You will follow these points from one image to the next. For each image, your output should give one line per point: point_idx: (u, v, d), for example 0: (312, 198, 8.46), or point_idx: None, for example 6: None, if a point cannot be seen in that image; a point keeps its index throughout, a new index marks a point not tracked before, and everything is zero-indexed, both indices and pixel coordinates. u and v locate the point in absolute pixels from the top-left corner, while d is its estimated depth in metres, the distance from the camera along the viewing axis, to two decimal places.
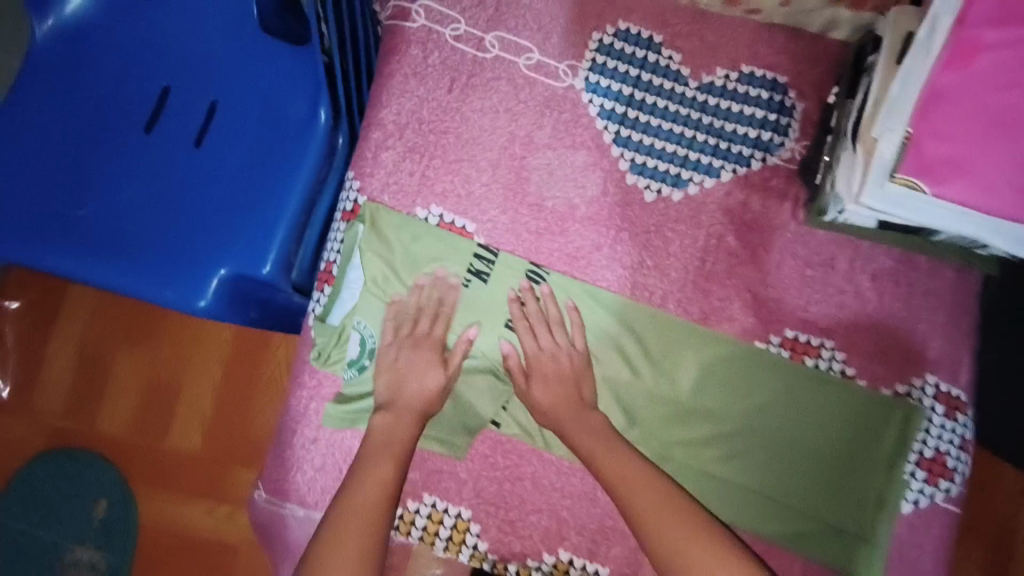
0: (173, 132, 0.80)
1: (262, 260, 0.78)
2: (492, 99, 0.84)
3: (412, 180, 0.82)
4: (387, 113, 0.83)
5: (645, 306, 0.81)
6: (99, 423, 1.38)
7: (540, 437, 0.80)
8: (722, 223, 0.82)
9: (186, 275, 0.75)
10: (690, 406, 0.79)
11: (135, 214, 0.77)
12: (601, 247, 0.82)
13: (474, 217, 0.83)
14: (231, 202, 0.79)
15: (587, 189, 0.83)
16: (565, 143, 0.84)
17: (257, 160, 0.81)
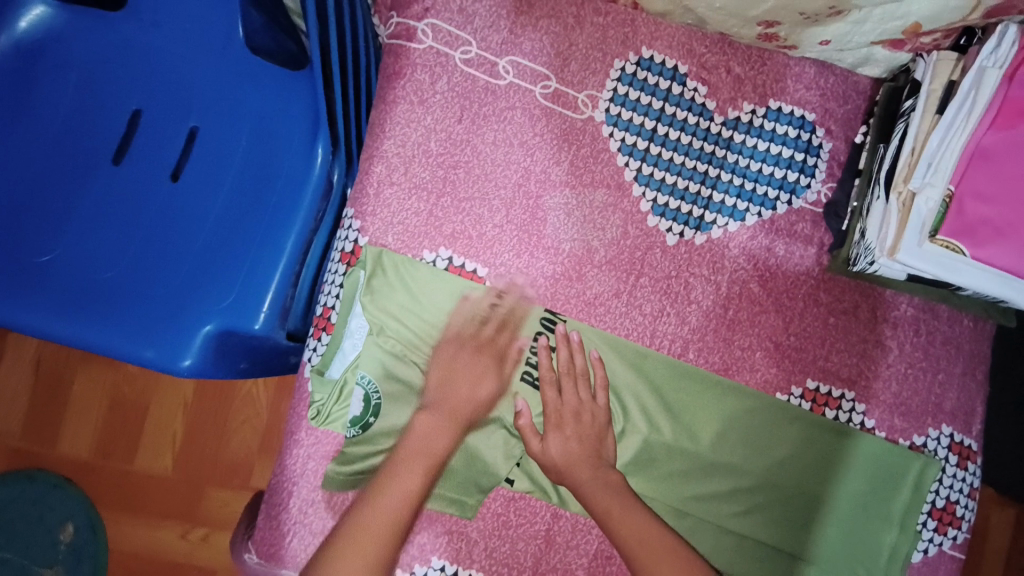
0: (147, 163, 0.71)
1: (254, 311, 0.70)
2: (506, 131, 0.78)
3: (418, 219, 0.75)
4: (390, 145, 0.76)
5: (666, 356, 0.77)
6: (59, 448, 1.27)
7: (557, 497, 0.74)
8: (746, 268, 0.79)
9: (167, 330, 0.67)
10: (710, 460, 0.76)
11: (104, 258, 0.68)
12: (621, 293, 0.77)
13: (486, 260, 0.76)
14: (217, 245, 0.71)
15: (606, 231, 0.78)
16: (584, 180, 0.78)
17: (246, 196, 0.73)
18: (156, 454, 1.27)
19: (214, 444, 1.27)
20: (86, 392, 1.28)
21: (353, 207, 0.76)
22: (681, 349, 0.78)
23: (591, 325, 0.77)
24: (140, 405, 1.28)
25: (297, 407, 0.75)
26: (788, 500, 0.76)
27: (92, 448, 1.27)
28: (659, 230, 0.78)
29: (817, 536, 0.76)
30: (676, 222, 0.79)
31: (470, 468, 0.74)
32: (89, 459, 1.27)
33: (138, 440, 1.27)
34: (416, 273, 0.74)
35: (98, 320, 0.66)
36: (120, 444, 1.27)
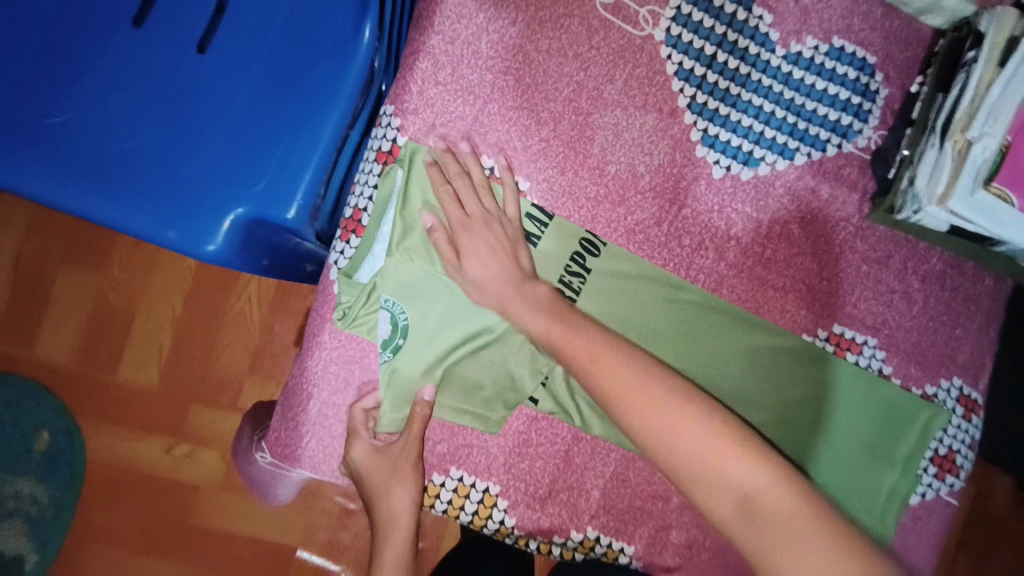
0: (171, 27, 0.64)
1: (287, 202, 0.67)
2: (562, 40, 0.73)
3: (464, 125, 0.72)
4: (439, 40, 0.70)
5: (701, 289, 0.76)
6: (41, 352, 1.20)
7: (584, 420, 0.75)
8: (787, 209, 0.78)
9: (194, 211, 0.63)
10: (733, 394, 0.77)
11: (122, 128, 0.62)
12: (663, 221, 0.76)
13: (529, 174, 0.73)
14: (248, 127, 0.66)
15: (654, 157, 0.76)
16: (636, 102, 0.75)
17: (281, 79, 0.68)
18: (144, 364, 1.22)
19: (204, 358, 1.22)
20: (71, 294, 1.21)
21: (394, 105, 0.71)
22: (715, 284, 0.77)
23: (630, 251, 0.76)
24: (129, 313, 1.22)
25: (320, 304, 0.72)
26: (801, 437, 0.78)
27: (76, 354, 1.21)
28: (708, 162, 0.76)
29: (820, 474, 0.78)
30: (724, 154, 0.77)
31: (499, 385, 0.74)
32: (73, 365, 1.21)
33: (127, 349, 1.21)
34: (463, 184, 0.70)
35: (116, 193, 0.61)
36: (106, 352, 1.21)
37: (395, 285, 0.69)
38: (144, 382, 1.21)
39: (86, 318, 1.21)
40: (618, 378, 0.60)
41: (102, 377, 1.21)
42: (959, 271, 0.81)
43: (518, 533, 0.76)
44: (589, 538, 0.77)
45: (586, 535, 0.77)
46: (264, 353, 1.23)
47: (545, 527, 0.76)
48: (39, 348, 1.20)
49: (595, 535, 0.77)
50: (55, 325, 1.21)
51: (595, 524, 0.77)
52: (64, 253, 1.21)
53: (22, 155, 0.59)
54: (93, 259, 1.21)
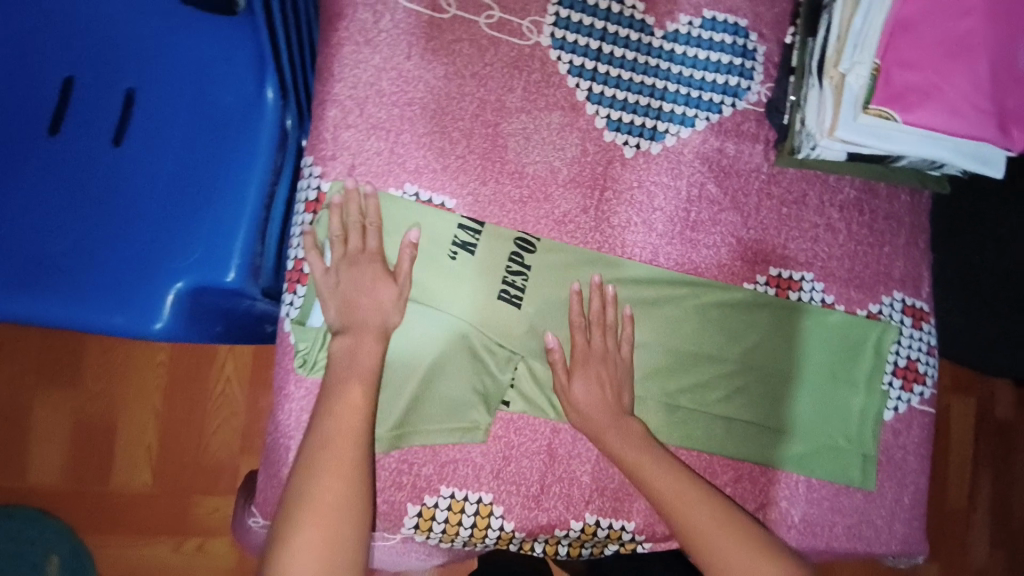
0: (87, 128, 0.68)
1: (225, 267, 0.69)
2: (456, 63, 0.78)
3: (381, 160, 0.75)
4: (342, 88, 0.75)
5: (637, 260, 0.80)
6: (27, 476, 1.19)
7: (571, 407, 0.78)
8: (701, 173, 0.83)
9: (136, 295, 0.66)
10: (692, 350, 0.80)
11: (57, 229, 0.66)
12: (587, 207, 0.80)
13: (454, 192, 0.77)
14: (180, 205, 0.70)
15: (566, 151, 0.80)
16: (538, 105, 0.80)
17: (199, 154, 0.72)
18: (134, 463, 1.21)
19: (196, 444, 1.22)
20: (47, 411, 1.20)
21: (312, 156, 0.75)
22: (650, 254, 0.81)
23: (563, 242, 0.79)
24: (109, 415, 1.21)
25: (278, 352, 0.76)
26: (766, 377, 0.81)
27: (67, 471, 1.20)
28: (618, 145, 0.81)
29: (793, 409, 0.82)
30: (631, 135, 0.81)
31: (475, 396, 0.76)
32: (62, 482, 1.19)
33: (114, 452, 1.20)
34: (391, 221, 0.74)
35: (66, 293, 0.64)
36: (94, 460, 1.20)
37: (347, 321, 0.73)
38: (137, 481, 1.20)
39: (66, 431, 1.20)
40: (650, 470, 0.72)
41: (94, 486, 1.20)
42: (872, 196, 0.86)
43: (521, 535, 0.77)
44: (589, 525, 0.78)
45: (585, 522, 0.78)
46: (254, 425, 1.23)
47: (545, 524, 0.77)
48: (28, 473, 1.19)
49: (595, 519, 0.78)
50: (36, 446, 1.19)
51: (593, 509, 0.78)
52: (33, 373, 1.20)
53: None
54: (62, 372, 1.21)
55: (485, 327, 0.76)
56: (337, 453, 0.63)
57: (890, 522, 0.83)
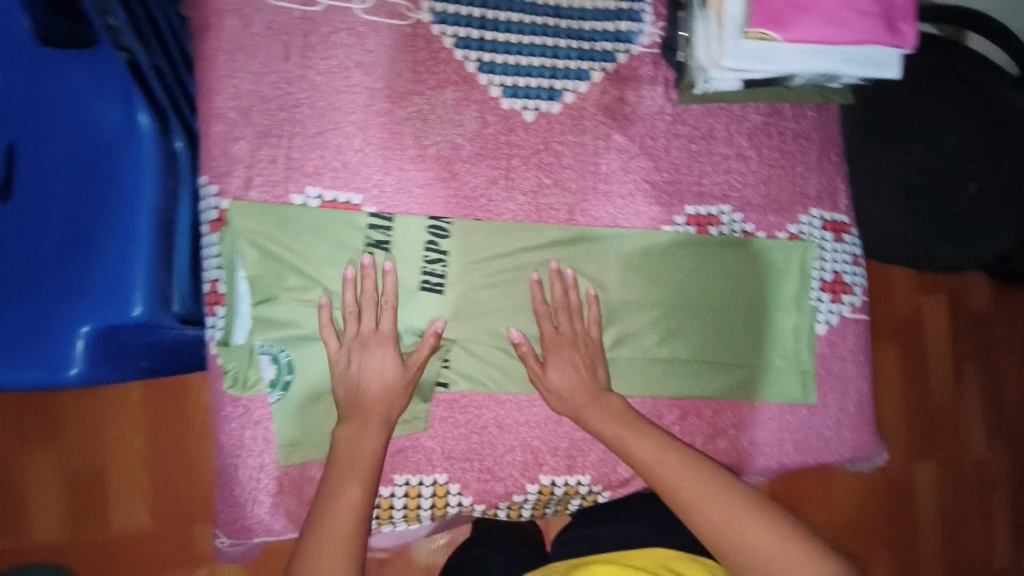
0: (12, 195, 0.83)
1: (128, 304, 0.82)
2: (338, 56, 0.81)
3: (276, 168, 0.79)
4: (223, 101, 0.79)
5: (553, 225, 0.83)
6: (27, 537, 1.18)
7: (503, 358, 0.83)
8: (599, 123, 0.85)
9: (52, 340, 0.79)
10: (617, 305, 0.84)
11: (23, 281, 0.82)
12: (493, 174, 0.83)
13: (358, 187, 0.81)
14: (101, 237, 0.84)
15: (466, 125, 0.82)
16: (429, 84, 0.82)
17: (85, 210, 0.85)
18: (128, 508, 1.21)
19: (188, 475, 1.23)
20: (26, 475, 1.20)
21: (218, 176, 0.79)
22: (562, 208, 0.84)
23: (473, 212, 0.82)
24: (89, 468, 1.21)
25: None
26: (686, 314, 0.86)
27: (65, 526, 1.19)
28: (513, 110, 0.83)
29: (731, 342, 0.87)
30: (524, 98, 0.83)
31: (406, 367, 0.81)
32: (59, 543, 1.19)
33: (104, 503, 1.21)
34: (275, 221, 0.78)
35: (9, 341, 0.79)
36: (88, 516, 1.20)
37: (261, 327, 0.79)
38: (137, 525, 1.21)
39: (52, 493, 1.20)
40: (648, 453, 0.78)
41: (94, 539, 1.20)
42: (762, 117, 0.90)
43: (482, 506, 0.84)
44: (546, 485, 0.85)
45: (541, 483, 0.85)
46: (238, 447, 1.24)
47: (502, 493, 0.84)
48: (28, 534, 1.18)
49: (550, 479, 0.85)
50: (24, 513, 1.19)
51: (547, 470, 0.85)
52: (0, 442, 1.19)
53: None
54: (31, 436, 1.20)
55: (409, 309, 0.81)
56: (347, 495, 0.72)
57: (839, 429, 0.90)
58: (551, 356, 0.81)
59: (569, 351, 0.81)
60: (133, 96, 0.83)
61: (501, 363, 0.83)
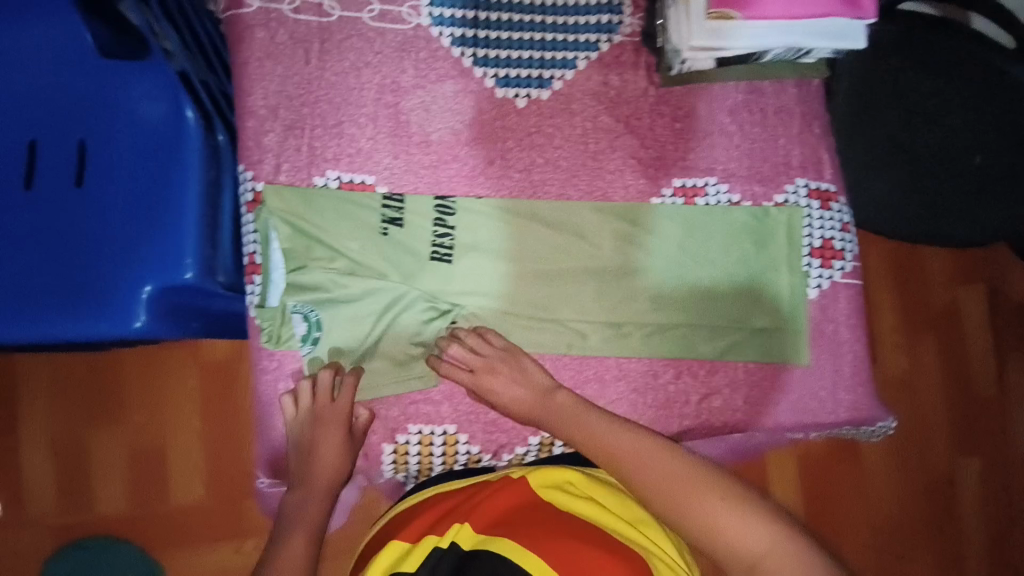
0: (54, 186, 0.65)
1: (131, 313, 0.62)
2: (539, 51, 0.75)
3: (473, 167, 0.73)
4: (416, 93, 0.73)
5: (744, 213, 0.74)
6: (100, 499, 1.02)
7: (693, 360, 0.73)
8: (810, 112, 0.77)
9: (101, 311, 0.62)
10: (795, 309, 0.73)
11: (17, 279, 0.62)
12: (694, 167, 0.75)
13: (558, 189, 0.74)
14: (106, 237, 0.64)
15: (677, 127, 0.76)
16: (638, 86, 0.76)
17: (120, 205, 0.65)
18: (180, 482, 1.03)
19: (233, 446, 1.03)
20: (45, 460, 1.02)
21: (405, 154, 0.73)
22: (770, 200, 0.75)
23: (672, 202, 0.74)
24: (146, 452, 1.03)
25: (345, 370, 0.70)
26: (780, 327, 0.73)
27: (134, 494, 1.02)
28: (717, 99, 0.76)
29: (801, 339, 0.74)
30: (727, 87, 0.76)
31: (590, 356, 0.73)
32: (65, 522, 1.01)
33: (152, 479, 1.03)
34: (477, 217, 0.72)
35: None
36: (111, 490, 1.02)
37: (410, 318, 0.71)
38: (190, 505, 1.03)
39: (53, 468, 1.02)
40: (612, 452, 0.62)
41: (89, 520, 1.01)
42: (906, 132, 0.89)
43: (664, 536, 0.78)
44: None
45: None
46: None
47: None
48: (102, 492, 1.02)
49: None
50: (34, 491, 1.02)
51: None
52: (19, 410, 1.02)
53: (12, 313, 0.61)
54: (69, 419, 1.03)
55: (598, 310, 0.73)
56: (291, 553, 0.65)
57: None
58: (739, 351, 0.73)
59: (758, 352, 0.73)
60: (301, 59, 0.71)
61: (696, 367, 0.73)
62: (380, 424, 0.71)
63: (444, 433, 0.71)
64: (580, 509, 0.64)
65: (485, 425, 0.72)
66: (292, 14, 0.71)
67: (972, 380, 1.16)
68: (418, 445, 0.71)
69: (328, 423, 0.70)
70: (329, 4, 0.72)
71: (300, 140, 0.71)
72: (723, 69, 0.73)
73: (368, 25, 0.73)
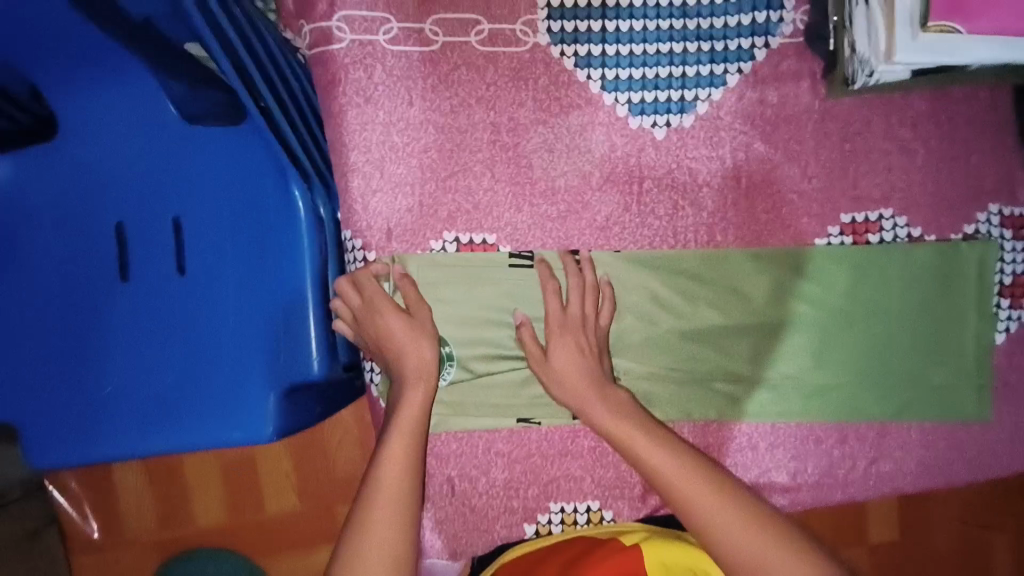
0: (156, 275, 0.59)
1: (263, 420, 0.57)
2: (678, 66, 0.62)
3: (606, 215, 0.63)
4: (536, 130, 0.62)
5: (929, 246, 0.63)
6: (193, 522, 0.92)
7: (862, 421, 0.65)
8: (1008, 121, 0.64)
9: (228, 417, 0.57)
10: (977, 361, 0.64)
11: (145, 379, 0.58)
12: (866, 197, 0.64)
13: (703, 234, 0.64)
14: (219, 333, 0.59)
15: (847, 149, 0.63)
16: (799, 100, 0.63)
17: (232, 294, 0.60)
18: (274, 489, 0.92)
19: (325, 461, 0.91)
20: (135, 480, 0.91)
21: (529, 205, 0.63)
22: (958, 232, 0.64)
23: (841, 243, 0.64)
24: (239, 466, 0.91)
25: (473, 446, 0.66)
26: (973, 377, 0.64)
27: (231, 513, 0.92)
28: (896, 110, 0.63)
29: (990, 397, 0.65)
30: (908, 95, 0.63)
31: (745, 422, 0.65)
32: (164, 537, 0.93)
33: (246, 488, 0.92)
34: (616, 275, 0.63)
35: (115, 433, 0.57)
36: (210, 504, 0.92)
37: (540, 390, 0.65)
38: (288, 514, 0.92)
39: (144, 488, 0.92)
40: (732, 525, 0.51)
41: (187, 534, 0.92)
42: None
43: None
44: None
45: None
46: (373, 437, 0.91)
47: None
48: (196, 513, 0.92)
49: None
50: (127, 511, 0.92)
51: None
52: None
53: (139, 421, 0.57)
54: None
55: (754, 371, 0.65)
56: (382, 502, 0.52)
57: None
58: (914, 410, 0.65)
59: (938, 409, 0.65)
60: (404, 100, 0.61)
61: (865, 429, 0.65)
62: (520, 503, 0.66)
63: (587, 510, 0.67)
64: None
65: (631, 497, 0.67)
66: (389, 45, 0.61)
67: None
68: (562, 523, 0.67)
69: (465, 502, 0.66)
70: (431, 30, 0.61)
71: (410, 198, 0.62)
72: (919, 78, 0.58)
73: (477, 52, 0.61)
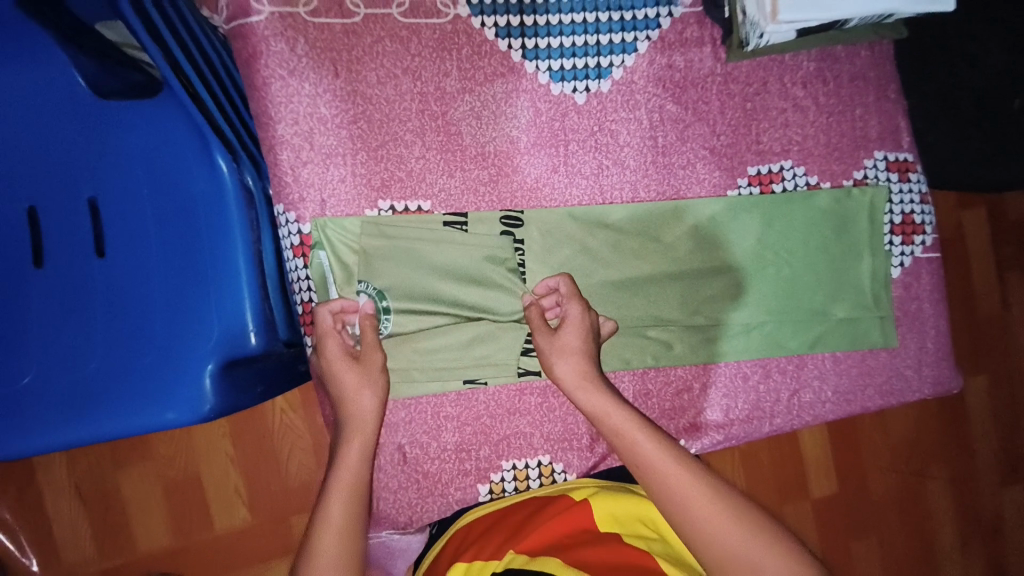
0: (76, 258, 0.57)
1: (199, 397, 0.56)
2: (593, 35, 0.66)
3: (535, 178, 0.66)
4: (463, 98, 0.65)
5: (826, 193, 0.70)
6: (135, 545, 0.87)
7: (781, 356, 0.71)
8: (884, 77, 0.72)
9: (161, 398, 0.55)
10: (875, 294, 0.71)
11: (68, 367, 0.56)
12: (769, 150, 0.70)
13: (627, 191, 0.68)
14: (148, 312, 0.58)
15: (749, 107, 0.69)
16: (704, 64, 0.68)
17: (159, 274, 0.58)
18: (224, 504, 0.88)
19: (275, 466, 0.89)
20: (66, 503, 0.86)
21: (460, 171, 0.65)
22: (850, 178, 0.71)
23: (750, 193, 0.69)
24: (182, 484, 0.87)
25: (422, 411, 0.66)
26: (874, 308, 0.71)
27: (176, 533, 0.88)
28: (789, 71, 0.70)
29: (890, 324, 0.72)
30: (797, 56, 0.70)
31: (678, 366, 0.70)
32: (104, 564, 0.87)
33: (195, 506, 0.88)
34: (548, 234, 0.66)
35: (33, 425, 0.53)
36: (152, 524, 0.87)
37: (484, 351, 0.67)
38: (238, 529, 0.88)
39: (80, 514, 0.86)
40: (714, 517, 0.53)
41: (131, 561, 0.87)
42: (926, 61, 0.71)
43: None
44: None
45: None
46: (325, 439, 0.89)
47: None
48: (138, 536, 0.87)
49: None
50: (61, 539, 0.86)
51: None
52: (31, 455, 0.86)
53: (62, 411, 0.54)
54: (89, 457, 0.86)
55: (683, 317, 0.69)
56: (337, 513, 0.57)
57: None
58: (826, 342, 0.71)
59: (846, 340, 0.72)
60: (328, 72, 0.62)
61: (785, 363, 0.71)
62: (472, 464, 0.68)
63: (539, 465, 0.69)
64: (656, 550, 0.56)
65: (579, 448, 0.70)
66: (310, 18, 0.61)
67: (976, 303, 1.07)
68: (515, 480, 0.69)
69: (418, 469, 0.67)
70: (352, 2, 0.62)
71: (342, 169, 0.63)
72: (801, 39, 0.66)
73: (400, 24, 0.63)
